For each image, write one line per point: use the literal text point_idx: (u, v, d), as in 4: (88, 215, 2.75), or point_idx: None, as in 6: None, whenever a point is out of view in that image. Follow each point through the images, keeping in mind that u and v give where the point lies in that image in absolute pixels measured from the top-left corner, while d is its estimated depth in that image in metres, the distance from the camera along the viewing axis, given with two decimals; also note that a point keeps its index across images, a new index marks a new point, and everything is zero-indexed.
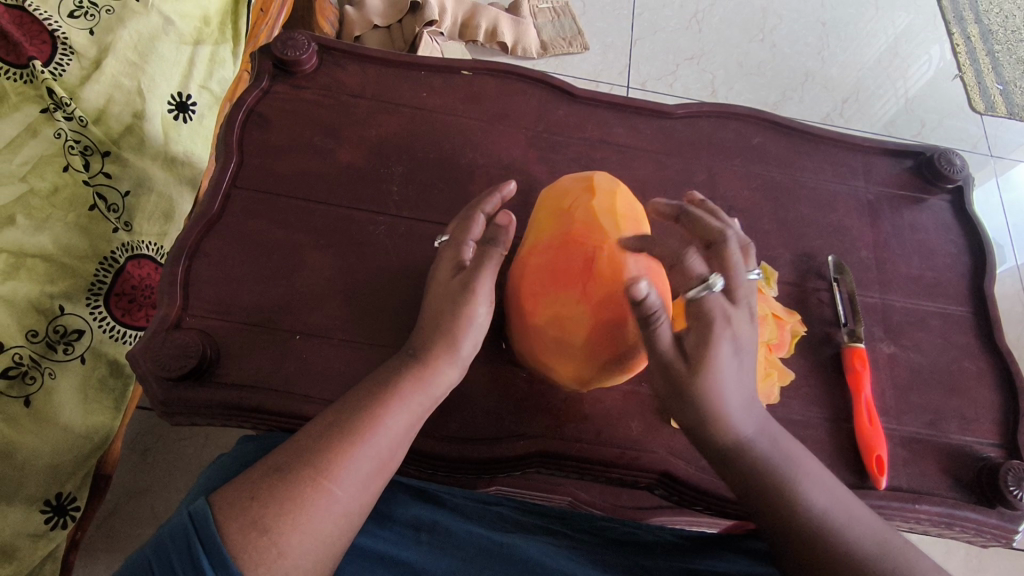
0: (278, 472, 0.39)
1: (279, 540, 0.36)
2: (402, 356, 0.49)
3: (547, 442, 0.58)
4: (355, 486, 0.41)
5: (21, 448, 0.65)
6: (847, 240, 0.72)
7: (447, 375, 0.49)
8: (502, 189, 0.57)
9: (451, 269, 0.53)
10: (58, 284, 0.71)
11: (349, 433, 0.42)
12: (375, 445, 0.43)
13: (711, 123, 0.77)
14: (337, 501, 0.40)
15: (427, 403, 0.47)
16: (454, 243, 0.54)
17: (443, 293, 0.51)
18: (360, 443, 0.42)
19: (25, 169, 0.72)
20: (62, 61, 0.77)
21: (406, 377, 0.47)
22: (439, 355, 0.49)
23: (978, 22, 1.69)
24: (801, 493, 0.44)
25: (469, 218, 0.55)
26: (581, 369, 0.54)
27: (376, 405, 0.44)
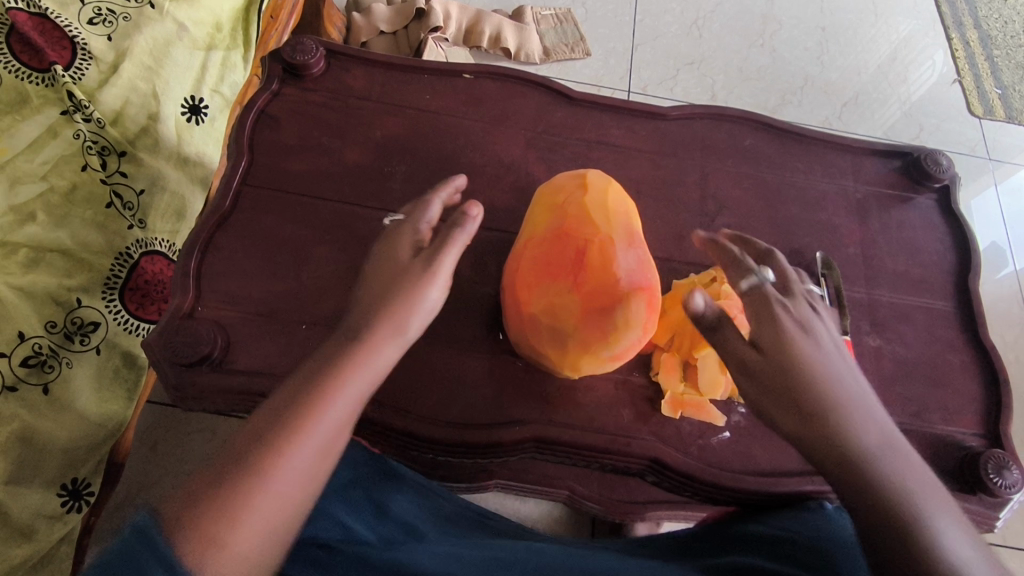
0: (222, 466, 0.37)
1: (223, 534, 0.34)
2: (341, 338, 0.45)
3: (542, 429, 0.61)
4: (302, 478, 0.38)
5: (41, 433, 0.68)
6: (836, 237, 0.75)
7: (393, 353, 0.45)
8: (454, 185, 0.60)
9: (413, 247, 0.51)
10: (76, 277, 0.74)
11: (295, 420, 0.39)
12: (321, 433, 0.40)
13: (704, 125, 0.80)
14: (283, 497, 0.37)
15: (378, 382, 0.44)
16: (395, 225, 0.55)
17: (386, 268, 0.50)
18: (306, 432, 0.39)
19: (45, 167, 0.76)
20: (81, 65, 0.80)
21: (347, 360, 0.43)
22: (384, 334, 0.45)
23: (977, 28, 1.71)
24: (897, 479, 0.40)
25: (419, 205, 0.56)
26: (576, 357, 0.55)
27: (318, 392, 0.41)
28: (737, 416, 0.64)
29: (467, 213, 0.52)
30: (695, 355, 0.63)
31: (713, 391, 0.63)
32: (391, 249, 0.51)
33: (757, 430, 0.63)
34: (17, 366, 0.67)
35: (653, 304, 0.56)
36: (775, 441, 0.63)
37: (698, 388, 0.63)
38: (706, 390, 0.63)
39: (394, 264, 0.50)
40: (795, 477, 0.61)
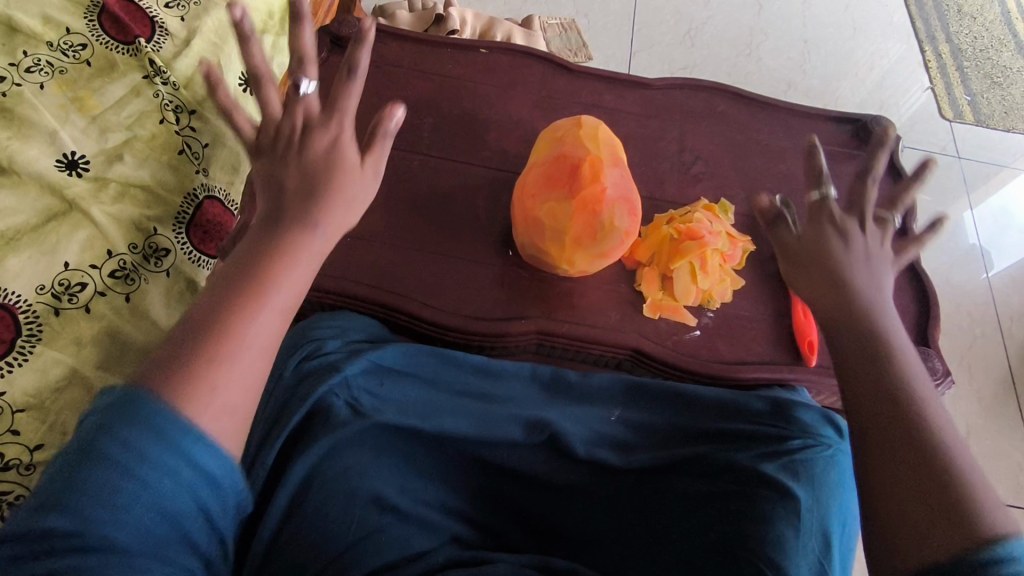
0: (193, 333, 0.41)
1: (282, 266, 0.46)
2: (321, 152, 0.53)
3: (543, 322, 0.74)
4: (329, 237, 0.51)
5: (122, 331, 0.81)
6: (794, 184, 0.88)
7: (356, 154, 0.55)
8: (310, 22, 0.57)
9: (326, 140, 0.54)
10: (154, 209, 0.88)
11: (309, 203, 0.51)
12: (328, 225, 0.51)
13: (683, 93, 0.94)
14: (317, 244, 0.49)
15: (349, 162, 0.54)
16: (312, 116, 0.55)
17: (325, 179, 0.52)
18: (322, 219, 0.51)
19: (130, 120, 0.91)
20: (159, 40, 0.96)
21: (333, 173, 0.53)
22: (350, 167, 0.54)
23: (949, 42, 1.86)
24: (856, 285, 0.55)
25: (339, 88, 0.55)
26: (571, 252, 0.68)
27: (318, 199, 0.51)
28: (706, 318, 0.77)
29: (392, 116, 0.56)
30: (671, 267, 0.76)
31: (686, 297, 0.76)
32: (316, 133, 0.54)
33: (723, 330, 0.76)
34: (107, 276, 0.82)
35: (634, 212, 0.70)
36: (738, 339, 0.76)
37: (673, 294, 0.76)
38: (680, 296, 0.76)
39: (340, 137, 0.54)
40: (754, 365, 0.74)
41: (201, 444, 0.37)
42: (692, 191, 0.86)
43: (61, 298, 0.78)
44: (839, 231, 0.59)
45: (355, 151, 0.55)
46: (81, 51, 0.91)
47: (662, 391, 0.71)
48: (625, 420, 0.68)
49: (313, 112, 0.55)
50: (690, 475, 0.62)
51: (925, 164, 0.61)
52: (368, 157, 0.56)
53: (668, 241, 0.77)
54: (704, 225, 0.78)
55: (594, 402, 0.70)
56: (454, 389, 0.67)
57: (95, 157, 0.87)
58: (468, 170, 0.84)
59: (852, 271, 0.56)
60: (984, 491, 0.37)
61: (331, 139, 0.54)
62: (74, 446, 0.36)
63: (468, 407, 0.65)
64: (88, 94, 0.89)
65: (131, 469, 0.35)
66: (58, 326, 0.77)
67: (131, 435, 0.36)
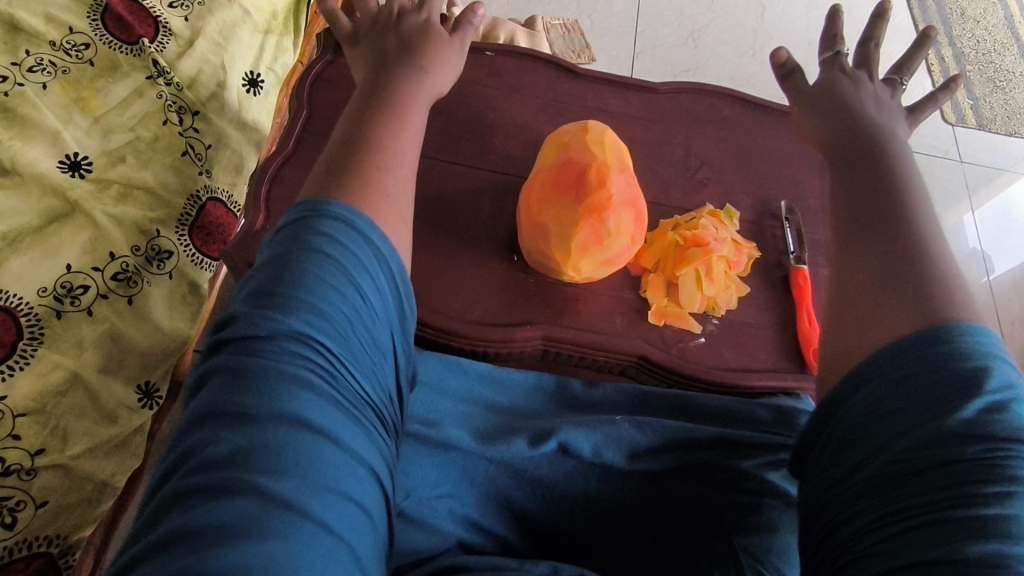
0: (338, 170, 0.48)
1: (395, 125, 0.54)
2: (415, 32, 0.65)
3: (549, 328, 0.74)
4: (424, 104, 0.60)
5: (125, 334, 0.81)
6: (799, 189, 0.88)
7: (455, 53, 0.67)
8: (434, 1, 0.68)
9: (420, 19, 0.66)
10: (157, 211, 0.88)
11: (410, 46, 0.63)
12: (422, 83, 0.61)
13: (688, 98, 0.93)
14: (416, 85, 0.60)
15: (437, 40, 0.65)
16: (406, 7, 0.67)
17: (427, 24, 0.66)
18: (423, 64, 0.62)
19: (133, 121, 0.90)
20: (163, 40, 0.96)
21: (426, 46, 0.64)
22: (440, 37, 0.66)
23: (952, 46, 1.82)
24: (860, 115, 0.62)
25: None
26: (577, 258, 0.67)
27: (410, 66, 0.61)
28: (712, 325, 0.77)
29: (476, 14, 0.70)
30: (676, 273, 0.76)
31: (690, 304, 0.76)
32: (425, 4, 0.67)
33: (728, 337, 0.76)
34: (109, 279, 0.81)
35: (640, 219, 0.69)
36: (743, 346, 0.76)
37: (678, 301, 0.76)
38: (685, 303, 0.76)
39: (430, 21, 0.67)
40: (760, 373, 0.74)
41: (375, 268, 0.43)
42: (697, 196, 0.85)
43: (63, 301, 0.78)
44: (850, 79, 0.66)
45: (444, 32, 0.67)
46: (84, 51, 0.91)
47: (666, 398, 0.70)
48: (632, 421, 0.66)
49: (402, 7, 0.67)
50: (689, 479, 0.62)
51: (922, 37, 0.67)
52: (454, 33, 0.69)
53: (673, 248, 0.77)
54: (710, 232, 0.78)
55: (596, 408, 0.70)
56: (459, 397, 0.68)
57: (98, 159, 0.87)
58: (473, 174, 0.83)
59: (866, 105, 0.63)
60: (963, 300, 0.42)
61: (422, 19, 0.66)
62: (287, 236, 0.42)
63: (472, 416, 0.67)
64: (91, 93, 0.89)
65: (344, 268, 0.41)
66: (60, 329, 0.77)
67: (339, 233, 0.42)
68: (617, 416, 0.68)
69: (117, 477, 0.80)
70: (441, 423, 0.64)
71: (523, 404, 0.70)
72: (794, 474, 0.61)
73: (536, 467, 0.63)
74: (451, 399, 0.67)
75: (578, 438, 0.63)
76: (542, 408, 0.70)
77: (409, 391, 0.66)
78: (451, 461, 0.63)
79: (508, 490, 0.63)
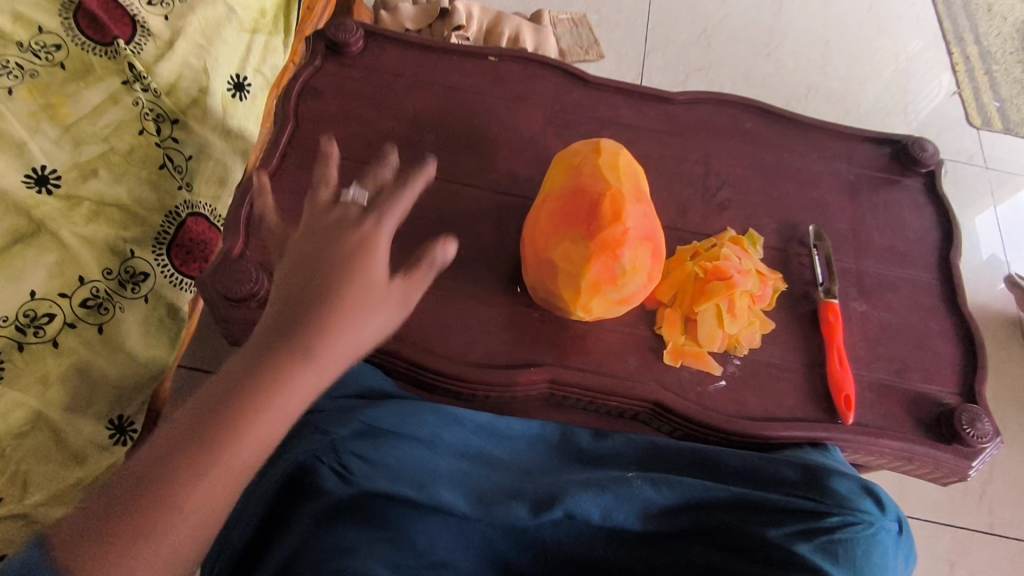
0: (150, 473, 0.36)
1: (254, 412, 0.39)
2: (349, 245, 0.45)
3: (555, 370, 0.67)
4: (336, 369, 0.42)
5: (93, 366, 0.76)
6: (829, 213, 0.81)
7: (415, 184, 0.50)
8: (417, 176, 0.50)
9: (338, 214, 0.47)
10: (131, 231, 0.82)
11: (317, 269, 0.43)
12: (341, 342, 0.42)
13: (708, 109, 0.86)
14: (321, 368, 0.41)
15: (368, 230, 0.46)
16: (350, 203, 0.48)
17: (351, 267, 0.44)
18: (343, 289, 0.43)
19: (107, 131, 0.83)
20: (141, 41, 0.88)
21: (347, 234, 0.46)
22: (384, 207, 0.47)
23: (978, 43, 1.68)
24: None
25: (392, 196, 0.48)
26: (587, 299, 0.60)
27: (322, 292, 0.42)
28: (733, 366, 0.70)
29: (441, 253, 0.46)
30: (695, 309, 0.69)
31: (711, 343, 0.69)
32: (357, 235, 0.45)
33: (751, 380, 0.70)
34: (78, 306, 0.76)
35: (657, 253, 0.63)
36: (767, 390, 0.69)
37: (697, 340, 0.69)
38: (705, 342, 0.69)
39: (370, 237, 0.46)
40: (786, 421, 0.68)
41: None
42: (718, 220, 0.78)
43: (26, 332, 0.72)
44: None
45: (384, 257, 0.45)
46: (55, 52, 0.82)
47: (683, 453, 0.64)
48: (646, 478, 0.59)
49: (348, 209, 0.48)
50: (710, 547, 0.55)
51: None
52: (412, 269, 0.46)
53: (693, 281, 0.70)
54: (733, 263, 0.71)
55: (605, 464, 0.64)
56: (455, 452, 0.61)
57: (68, 172, 0.79)
58: (473, 195, 0.77)
59: None
60: None
61: (361, 232, 0.46)
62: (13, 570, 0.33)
63: (471, 475, 0.59)
64: (60, 101, 0.81)
65: None
66: (22, 362, 0.71)
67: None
68: (628, 473, 0.61)
69: None
70: (431, 483, 0.56)
71: (523, 459, 0.64)
72: (830, 546, 0.51)
73: (538, 529, 0.58)
74: (445, 455, 0.61)
75: (585, 502, 0.56)
76: (544, 463, 0.65)
77: (398, 446, 0.59)
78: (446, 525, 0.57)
79: (506, 553, 0.59)
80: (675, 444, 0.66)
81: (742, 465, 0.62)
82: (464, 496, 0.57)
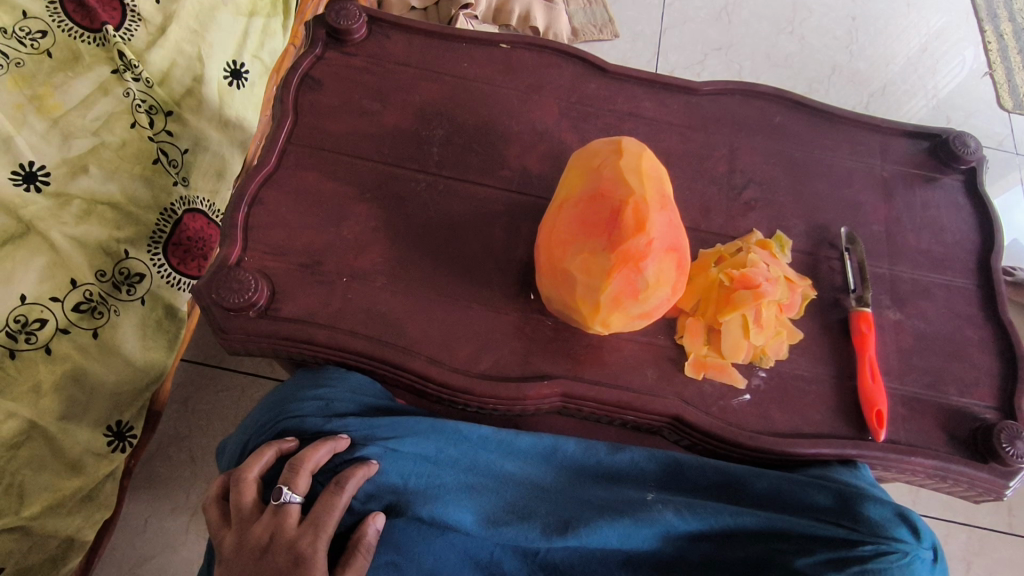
0: None
1: None
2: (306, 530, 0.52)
3: (570, 383, 0.63)
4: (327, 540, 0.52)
5: (89, 374, 0.73)
6: (861, 213, 0.76)
7: (356, 479, 0.54)
8: (339, 497, 0.53)
9: (288, 556, 0.51)
10: (124, 230, 0.78)
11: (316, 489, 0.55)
12: (331, 520, 0.53)
13: (734, 101, 0.81)
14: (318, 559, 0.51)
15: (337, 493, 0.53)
16: (284, 533, 0.52)
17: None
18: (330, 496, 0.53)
19: (96, 124, 0.79)
20: (131, 27, 0.83)
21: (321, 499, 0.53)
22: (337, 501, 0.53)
23: (1011, 21, 1.60)
24: None
25: (325, 501, 0.53)
26: (607, 313, 0.57)
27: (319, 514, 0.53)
28: (758, 379, 0.66)
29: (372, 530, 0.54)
30: (719, 319, 0.65)
31: (736, 354, 0.65)
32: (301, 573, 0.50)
33: (776, 393, 0.66)
34: (70, 310, 0.72)
35: (680, 264, 0.59)
36: (793, 404, 0.66)
37: (721, 351, 0.65)
38: (728, 353, 0.65)
39: (311, 558, 0.51)
40: (813, 438, 0.64)
41: None
42: (743, 221, 0.74)
43: (17, 338, 0.68)
44: None
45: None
46: (40, 39, 0.78)
47: (706, 473, 0.60)
48: (671, 503, 0.54)
49: (290, 527, 0.52)
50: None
51: None
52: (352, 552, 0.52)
53: (717, 289, 0.66)
54: (761, 270, 0.66)
55: (622, 481, 0.60)
56: (460, 469, 0.57)
57: (57, 168, 0.75)
58: (484, 194, 0.72)
59: None
60: None
61: (298, 553, 0.51)
62: None
63: (478, 494, 0.55)
64: (47, 91, 0.77)
65: None
66: (14, 370, 0.68)
67: None
68: (647, 495, 0.56)
69: (84, 531, 0.74)
70: (437, 503, 0.54)
71: (535, 477, 0.58)
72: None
73: (550, 552, 0.55)
74: (450, 471, 0.56)
75: (602, 532, 0.53)
76: (558, 479, 0.59)
77: (397, 464, 0.56)
78: (451, 544, 0.54)
79: None
80: (697, 461, 0.61)
81: (769, 487, 0.58)
82: (473, 516, 0.54)
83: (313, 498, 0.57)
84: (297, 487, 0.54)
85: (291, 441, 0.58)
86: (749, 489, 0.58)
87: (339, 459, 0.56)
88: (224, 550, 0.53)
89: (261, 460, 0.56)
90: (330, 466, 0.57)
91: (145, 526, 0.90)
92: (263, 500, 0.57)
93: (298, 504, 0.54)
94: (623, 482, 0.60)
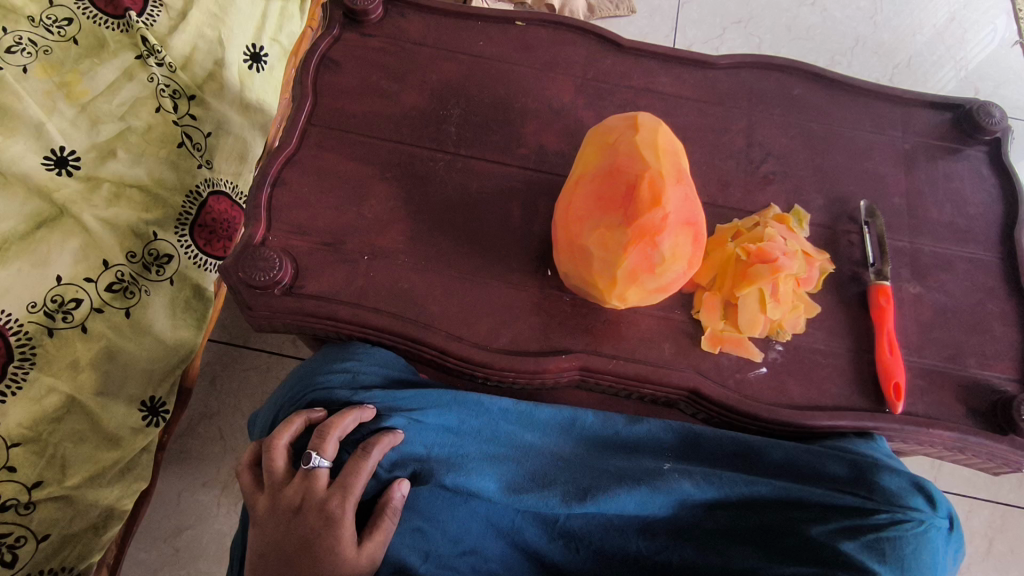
0: None
1: None
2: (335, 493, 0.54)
3: (588, 357, 0.64)
4: (354, 504, 0.54)
5: (122, 352, 0.76)
6: (881, 186, 0.75)
7: (380, 448, 0.55)
8: (366, 462, 0.55)
9: (318, 519, 0.53)
10: (152, 212, 0.80)
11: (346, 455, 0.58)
12: (359, 484, 0.54)
13: (752, 74, 0.80)
14: (346, 521, 0.52)
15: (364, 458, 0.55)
16: (315, 495, 0.54)
17: (323, 558, 0.51)
18: (356, 463, 0.55)
19: (123, 109, 0.82)
20: (153, 13, 0.85)
21: (349, 464, 0.55)
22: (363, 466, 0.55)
23: None
24: None
25: (353, 465, 0.55)
26: (623, 287, 0.58)
27: (347, 477, 0.55)
28: (775, 353, 0.67)
29: (396, 494, 0.55)
30: (736, 294, 0.65)
31: (753, 329, 0.65)
32: (330, 532, 0.52)
33: (793, 366, 0.66)
34: (104, 290, 0.75)
35: (696, 238, 0.59)
36: (811, 377, 0.66)
37: (738, 326, 0.66)
38: (745, 328, 0.65)
39: (339, 520, 0.52)
40: (830, 410, 0.64)
41: None
42: (761, 194, 0.74)
43: (55, 317, 0.72)
44: None
45: (351, 538, 0.52)
46: (66, 26, 0.81)
47: (722, 444, 0.60)
48: (689, 472, 0.56)
49: (320, 490, 0.54)
50: (747, 546, 0.53)
51: None
52: (379, 516, 0.54)
53: (733, 263, 0.66)
54: (778, 244, 0.66)
55: (639, 451, 0.61)
56: (482, 440, 0.59)
57: (86, 153, 0.79)
58: (501, 173, 0.73)
59: None
60: None
61: (327, 514, 0.53)
62: None
63: (499, 463, 0.57)
64: (75, 78, 0.80)
65: None
66: (53, 348, 0.71)
67: None
68: (664, 465, 0.58)
69: (123, 500, 0.77)
70: (460, 468, 0.56)
71: (553, 448, 0.60)
72: (878, 544, 0.49)
73: (569, 519, 0.56)
74: (473, 441, 0.59)
75: (621, 501, 0.54)
76: (576, 452, 0.60)
77: (420, 435, 0.58)
78: (474, 512, 0.56)
79: (538, 544, 0.56)
80: (711, 432, 0.61)
81: (786, 457, 0.58)
82: (494, 483, 0.56)
83: (339, 467, 0.59)
84: (325, 452, 0.56)
85: (319, 411, 0.60)
86: (766, 459, 0.59)
87: (365, 429, 0.58)
88: (257, 512, 0.56)
89: (290, 428, 0.58)
90: (356, 436, 0.59)
91: (180, 498, 0.94)
92: (293, 466, 0.59)
93: (326, 468, 0.56)
94: (639, 453, 0.61)
